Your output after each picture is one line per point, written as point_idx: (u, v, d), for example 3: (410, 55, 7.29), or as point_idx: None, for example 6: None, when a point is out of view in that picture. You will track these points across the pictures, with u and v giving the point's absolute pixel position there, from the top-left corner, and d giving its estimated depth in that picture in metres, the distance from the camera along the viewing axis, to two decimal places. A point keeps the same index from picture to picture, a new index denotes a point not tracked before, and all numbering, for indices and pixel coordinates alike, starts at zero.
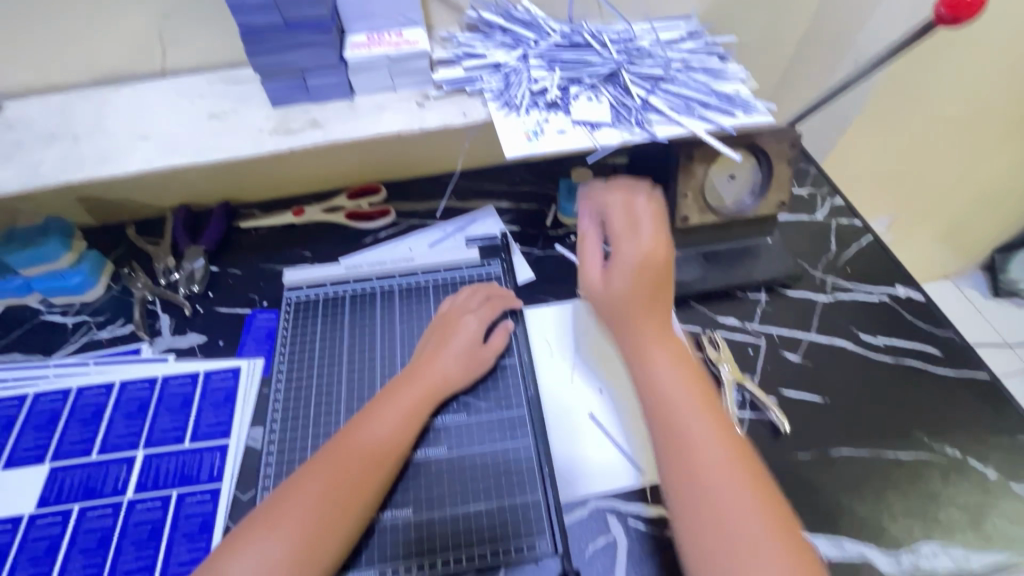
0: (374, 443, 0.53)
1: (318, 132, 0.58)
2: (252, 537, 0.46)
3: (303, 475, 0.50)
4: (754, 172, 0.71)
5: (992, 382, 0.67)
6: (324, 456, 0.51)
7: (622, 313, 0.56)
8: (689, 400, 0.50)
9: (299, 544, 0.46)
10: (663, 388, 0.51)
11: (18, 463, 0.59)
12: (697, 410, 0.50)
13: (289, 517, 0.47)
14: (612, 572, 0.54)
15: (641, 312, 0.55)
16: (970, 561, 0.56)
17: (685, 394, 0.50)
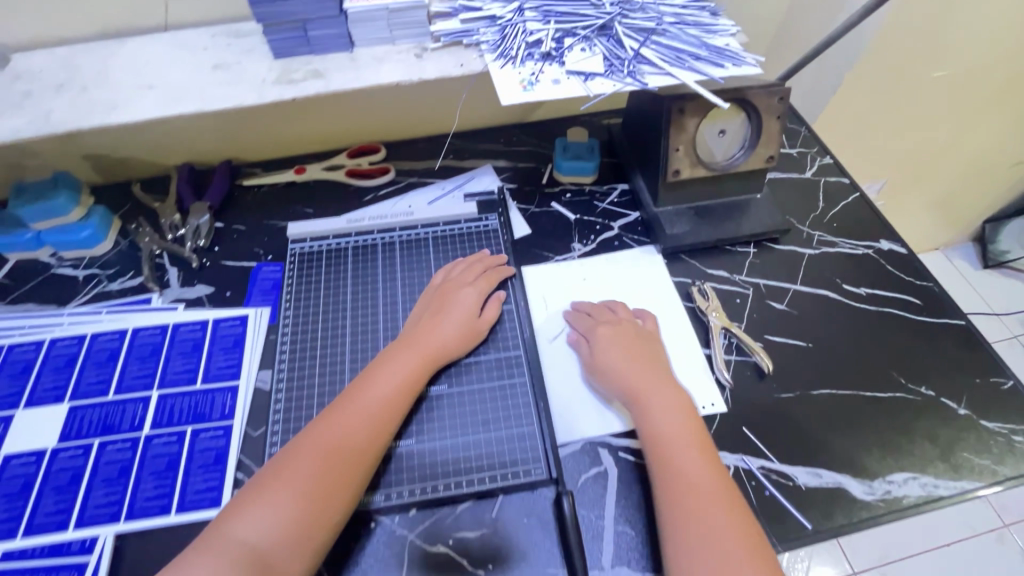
0: (374, 408, 0.55)
1: (320, 82, 0.60)
2: (257, 502, 0.49)
3: (304, 448, 0.52)
4: (743, 126, 0.73)
5: (967, 328, 0.70)
6: (325, 430, 0.53)
7: (621, 367, 0.61)
8: (689, 444, 0.54)
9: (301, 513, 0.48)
10: (661, 430, 0.56)
11: (38, 402, 0.62)
12: (695, 453, 0.54)
13: (292, 485, 0.49)
14: (603, 498, 0.57)
15: (643, 371, 0.60)
16: (939, 488, 0.59)
17: (687, 438, 0.55)
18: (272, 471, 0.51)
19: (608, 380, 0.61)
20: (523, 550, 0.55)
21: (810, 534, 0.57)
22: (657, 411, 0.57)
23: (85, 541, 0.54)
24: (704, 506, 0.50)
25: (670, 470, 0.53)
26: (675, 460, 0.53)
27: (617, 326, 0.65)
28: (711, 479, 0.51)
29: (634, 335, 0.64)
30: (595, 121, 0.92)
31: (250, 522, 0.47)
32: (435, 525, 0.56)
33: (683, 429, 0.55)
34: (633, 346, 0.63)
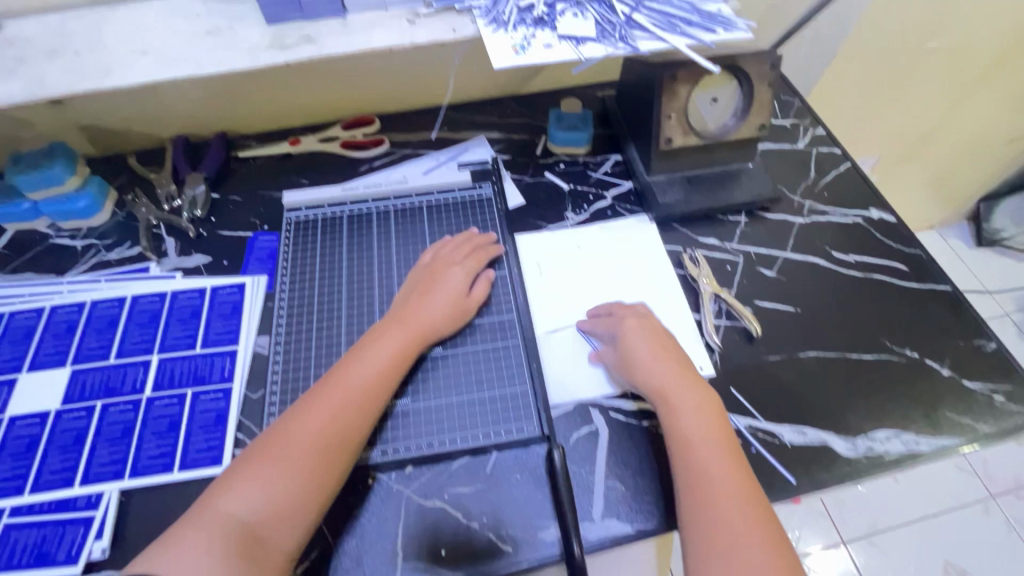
0: (362, 386, 0.56)
1: (313, 47, 0.60)
2: (245, 477, 0.49)
3: (293, 428, 0.52)
4: (735, 94, 0.73)
5: (953, 293, 0.71)
6: (313, 410, 0.53)
7: (652, 368, 0.59)
8: (710, 439, 0.53)
9: (286, 491, 0.49)
10: (689, 435, 0.54)
11: (41, 366, 0.63)
12: (716, 448, 0.52)
13: (280, 463, 0.50)
14: (594, 455, 0.59)
15: (671, 371, 0.58)
16: (920, 445, 0.61)
17: (708, 433, 0.54)
18: (263, 447, 0.52)
19: (635, 381, 0.59)
20: (516, 503, 0.56)
21: (793, 488, 0.58)
22: (683, 415, 0.55)
23: (92, 497, 0.56)
24: (728, 515, 0.48)
25: (697, 477, 0.51)
26: (696, 460, 0.52)
27: (643, 322, 0.63)
28: (738, 487, 0.49)
29: (660, 335, 0.62)
30: (590, 93, 0.92)
31: (240, 497, 0.48)
32: (430, 481, 0.58)
33: (711, 434, 0.53)
34: (661, 347, 0.61)
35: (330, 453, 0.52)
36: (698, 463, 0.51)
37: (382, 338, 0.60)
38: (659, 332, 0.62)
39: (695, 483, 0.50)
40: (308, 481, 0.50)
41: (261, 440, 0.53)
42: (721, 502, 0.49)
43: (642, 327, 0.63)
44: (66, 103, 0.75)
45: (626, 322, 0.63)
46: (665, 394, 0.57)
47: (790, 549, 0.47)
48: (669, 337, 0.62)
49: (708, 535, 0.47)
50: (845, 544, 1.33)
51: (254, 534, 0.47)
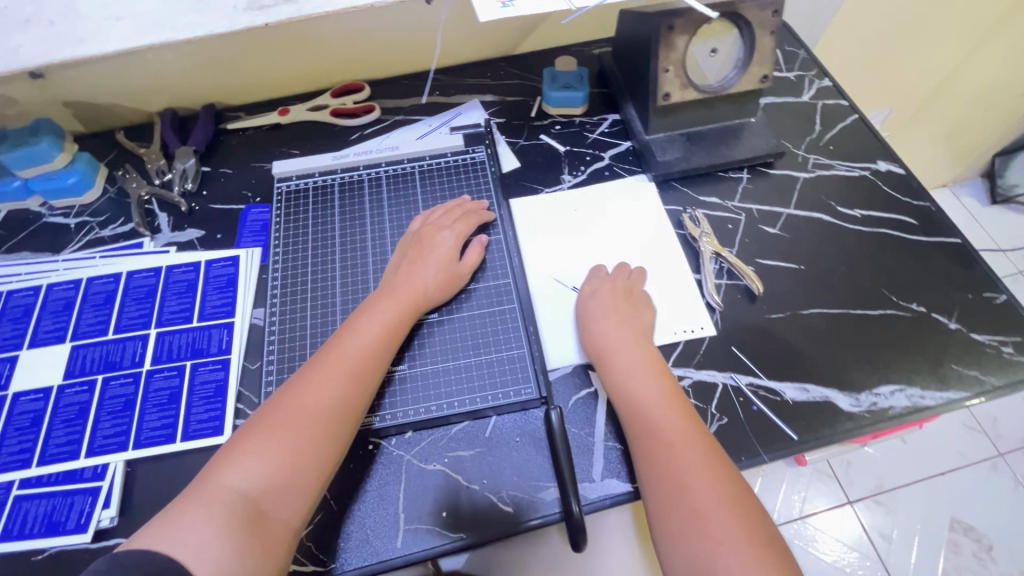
0: (352, 357, 0.55)
1: (292, 7, 0.57)
2: (237, 455, 0.49)
3: (281, 404, 0.52)
4: (736, 44, 0.70)
5: (962, 244, 0.69)
6: (300, 385, 0.53)
7: (608, 331, 0.59)
8: (664, 402, 0.54)
9: (281, 467, 0.49)
10: (632, 394, 0.55)
11: (40, 343, 0.64)
12: (669, 409, 0.53)
13: (272, 439, 0.50)
14: (594, 417, 0.59)
15: (629, 335, 0.59)
16: (925, 398, 0.60)
17: (662, 397, 0.54)
18: (254, 424, 0.51)
19: (591, 342, 0.60)
20: (516, 465, 0.57)
21: (795, 444, 0.58)
22: (629, 375, 0.56)
23: (98, 468, 0.57)
24: (686, 473, 0.48)
25: (650, 438, 0.51)
26: (653, 420, 0.52)
27: (601, 283, 0.65)
28: (683, 437, 0.50)
29: (625, 296, 0.63)
30: (585, 51, 0.89)
31: (235, 474, 0.48)
32: (431, 445, 0.58)
33: (657, 392, 0.54)
34: (609, 306, 0.62)
35: (331, 422, 0.52)
36: (648, 424, 0.52)
37: (374, 310, 0.59)
38: (607, 291, 0.63)
39: (645, 438, 0.51)
40: (309, 460, 0.50)
41: (256, 417, 0.52)
42: (673, 453, 0.49)
43: (603, 291, 0.63)
44: (48, 78, 0.73)
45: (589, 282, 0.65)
46: (612, 356, 0.58)
47: (753, 502, 0.47)
48: (634, 299, 0.63)
49: (665, 490, 0.48)
50: (850, 503, 1.34)
51: (258, 509, 0.47)
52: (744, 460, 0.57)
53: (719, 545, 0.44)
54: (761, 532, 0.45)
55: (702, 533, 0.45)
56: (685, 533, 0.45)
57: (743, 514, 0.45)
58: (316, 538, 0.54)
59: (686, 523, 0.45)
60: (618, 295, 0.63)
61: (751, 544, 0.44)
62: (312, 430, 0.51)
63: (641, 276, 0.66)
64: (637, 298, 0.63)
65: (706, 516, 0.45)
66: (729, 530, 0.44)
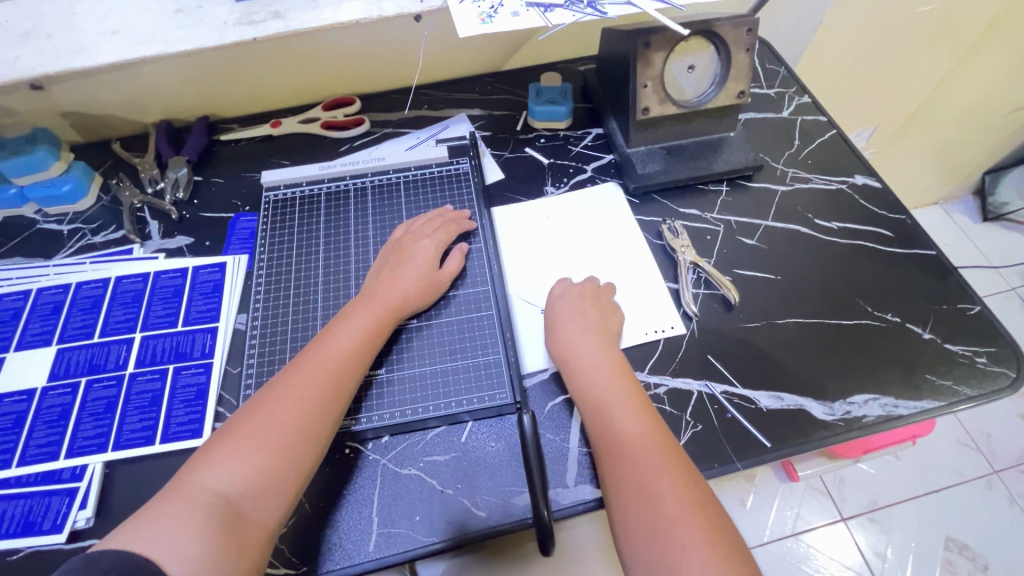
0: (329, 359, 0.56)
1: (280, 22, 0.60)
2: (215, 457, 0.49)
3: (257, 409, 0.52)
4: (713, 62, 0.72)
5: (937, 256, 0.70)
6: (277, 389, 0.54)
7: (571, 336, 0.60)
8: (625, 402, 0.54)
9: (259, 468, 0.49)
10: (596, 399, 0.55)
11: (28, 346, 0.65)
12: (629, 410, 0.54)
13: (251, 441, 0.50)
14: (569, 423, 0.59)
15: (592, 339, 0.60)
16: (898, 408, 0.60)
17: (622, 397, 0.55)
18: (231, 429, 0.52)
19: (556, 346, 0.61)
20: (490, 470, 0.57)
21: (769, 451, 0.58)
22: (593, 376, 0.57)
23: (76, 469, 0.57)
24: (647, 474, 0.48)
25: (611, 440, 0.52)
26: (614, 422, 0.53)
27: (568, 288, 0.66)
28: (647, 443, 0.51)
29: (591, 301, 0.64)
30: (571, 68, 0.91)
31: (217, 474, 0.48)
32: (406, 450, 0.59)
33: (619, 394, 0.55)
34: (575, 311, 0.62)
35: (310, 429, 0.52)
36: (608, 426, 0.53)
37: (354, 315, 0.60)
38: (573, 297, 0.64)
39: (611, 444, 0.51)
40: (287, 461, 0.50)
41: (237, 418, 0.52)
42: (637, 459, 0.49)
43: (568, 294, 0.65)
44: (47, 90, 0.76)
45: (559, 290, 0.66)
46: (578, 362, 0.58)
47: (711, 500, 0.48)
48: (596, 301, 0.64)
49: (627, 492, 0.48)
50: (844, 520, 1.32)
51: (237, 510, 0.47)
52: (717, 467, 0.57)
53: (678, 544, 0.44)
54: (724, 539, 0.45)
55: (664, 540, 0.45)
56: (649, 542, 0.45)
57: (706, 520, 0.45)
58: (290, 542, 0.54)
59: (650, 534, 0.45)
60: (583, 301, 0.64)
61: (712, 549, 0.44)
62: (291, 433, 0.51)
63: (610, 291, 0.67)
64: (602, 303, 0.65)
65: (669, 522, 0.45)
66: (691, 537, 0.44)
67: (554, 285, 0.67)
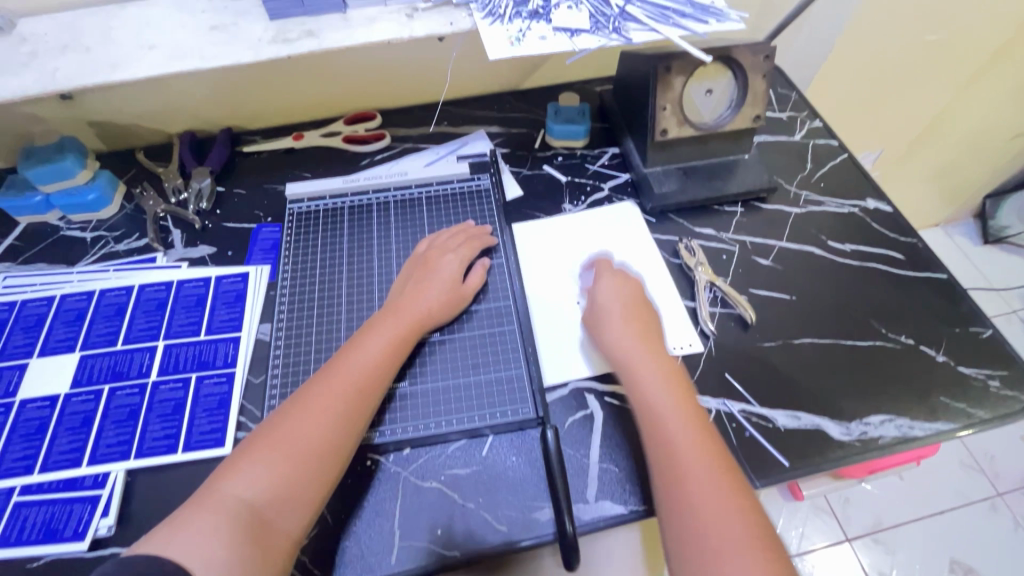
0: (356, 373, 0.57)
1: (313, 41, 0.61)
2: (241, 467, 0.49)
3: (284, 419, 0.53)
4: (730, 86, 0.74)
5: (949, 280, 0.72)
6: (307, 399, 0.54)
7: (614, 326, 0.62)
8: (669, 393, 0.55)
9: (285, 479, 0.49)
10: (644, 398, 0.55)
11: (51, 352, 0.65)
12: (673, 399, 0.55)
13: (278, 453, 0.50)
14: (589, 439, 0.60)
15: (635, 329, 0.61)
16: (914, 429, 0.61)
17: (666, 387, 0.56)
18: (257, 439, 0.52)
19: (600, 335, 0.62)
20: (511, 485, 0.57)
21: (787, 471, 0.59)
22: (637, 366, 0.58)
23: (98, 476, 0.57)
24: (692, 464, 0.49)
25: (655, 428, 0.53)
26: (659, 413, 0.54)
27: (612, 278, 0.67)
28: (694, 434, 0.51)
29: (633, 291, 0.65)
30: (588, 88, 0.93)
31: (243, 482, 0.48)
32: (427, 463, 0.59)
33: (663, 382, 0.56)
34: (622, 309, 0.63)
35: (335, 441, 0.53)
36: (654, 416, 0.54)
37: (380, 328, 0.61)
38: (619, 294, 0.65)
39: (654, 431, 0.53)
40: (311, 473, 0.51)
41: (264, 428, 0.53)
42: (683, 460, 0.49)
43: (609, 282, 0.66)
44: (76, 100, 0.77)
45: (604, 278, 0.67)
46: (624, 361, 0.59)
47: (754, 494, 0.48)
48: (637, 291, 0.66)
49: (671, 480, 0.49)
50: (849, 541, 1.32)
51: (261, 519, 0.47)
52: None
53: (722, 535, 0.45)
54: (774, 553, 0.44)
55: (709, 532, 0.45)
56: (694, 545, 0.45)
57: (749, 513, 0.46)
58: (311, 554, 0.54)
59: (695, 537, 0.45)
60: (630, 300, 0.64)
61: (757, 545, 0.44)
62: (316, 445, 0.52)
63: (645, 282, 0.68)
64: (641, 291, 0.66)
65: (713, 515, 0.46)
66: (735, 532, 0.45)
67: (597, 275, 0.68)
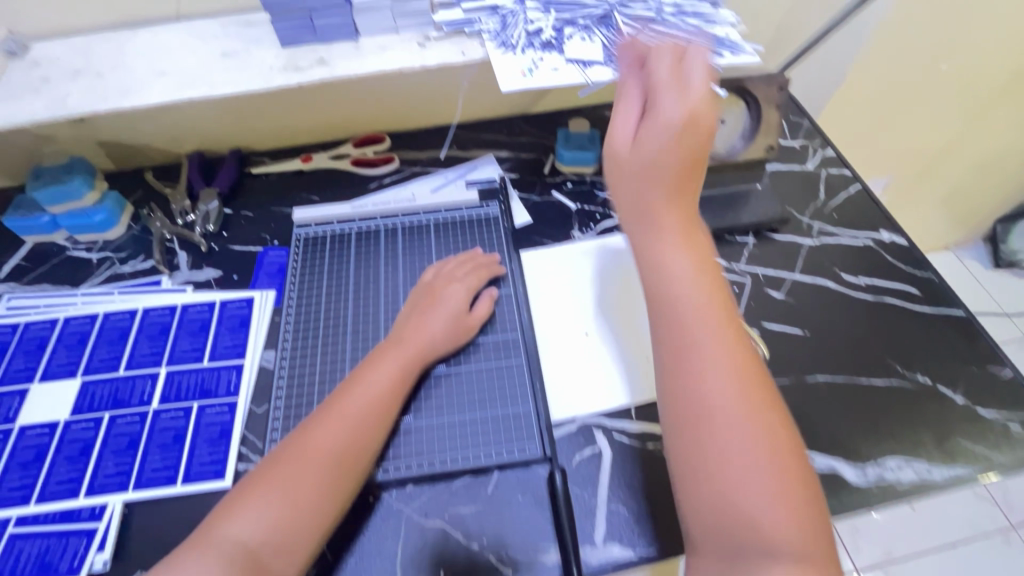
0: (359, 408, 0.56)
1: (325, 69, 0.61)
2: (239, 507, 0.48)
3: (285, 454, 0.52)
4: (743, 117, 0.75)
5: (967, 317, 0.70)
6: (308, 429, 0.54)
7: (640, 181, 0.50)
8: (692, 274, 0.48)
9: (283, 520, 0.48)
10: (666, 269, 0.48)
11: (52, 377, 0.64)
12: (697, 283, 0.48)
13: (277, 492, 0.49)
14: (596, 478, 0.58)
15: (666, 190, 0.49)
16: (933, 473, 0.59)
17: (691, 268, 0.48)
18: (256, 477, 0.51)
19: (622, 187, 0.51)
20: (516, 527, 0.56)
21: None
22: (656, 236, 0.50)
23: (95, 508, 0.56)
24: (706, 360, 0.45)
25: (669, 312, 0.47)
26: (678, 297, 0.47)
27: (658, 110, 0.50)
28: (717, 329, 0.46)
29: (682, 130, 0.49)
30: (598, 113, 0.93)
31: (240, 523, 0.47)
32: (431, 500, 0.57)
33: (688, 259, 0.48)
34: (667, 166, 0.49)
35: (333, 478, 0.51)
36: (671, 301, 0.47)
37: (384, 359, 0.60)
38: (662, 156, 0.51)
39: (667, 314, 0.47)
40: (310, 511, 0.49)
41: (263, 465, 0.52)
42: (694, 356, 0.45)
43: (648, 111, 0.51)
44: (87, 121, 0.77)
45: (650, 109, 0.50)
46: (649, 234, 0.50)
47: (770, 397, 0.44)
48: (688, 127, 0.49)
49: (680, 373, 0.45)
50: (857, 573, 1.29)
51: (258, 562, 0.46)
52: None
53: (731, 446, 0.41)
54: (785, 456, 0.42)
55: (717, 443, 0.42)
56: (690, 452, 0.43)
57: (763, 421, 0.42)
58: None
59: (694, 443, 0.43)
60: (678, 155, 0.49)
61: (768, 462, 0.41)
62: (315, 482, 0.50)
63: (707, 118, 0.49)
64: (691, 130, 0.49)
65: (723, 424, 0.42)
66: (746, 445, 0.41)
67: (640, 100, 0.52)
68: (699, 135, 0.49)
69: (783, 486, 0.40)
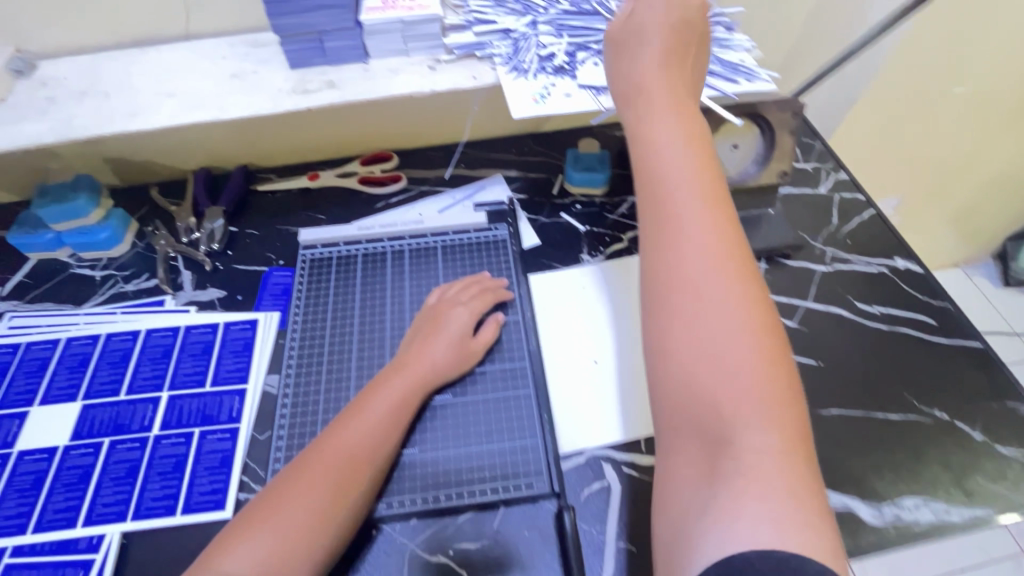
0: (359, 437, 0.54)
1: (334, 92, 0.60)
2: (234, 544, 0.47)
3: (281, 486, 0.51)
4: (756, 141, 0.72)
5: (985, 350, 0.69)
6: (306, 458, 0.53)
7: (637, 61, 0.53)
8: (688, 180, 0.47)
9: (277, 555, 0.46)
10: (664, 175, 0.48)
11: (52, 400, 0.63)
12: (692, 191, 0.47)
13: (273, 527, 0.48)
14: (605, 514, 0.57)
15: (661, 74, 0.52)
16: (951, 514, 0.58)
17: (687, 173, 0.48)
18: (252, 511, 0.49)
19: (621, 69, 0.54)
20: (522, 565, 0.54)
21: None
22: (651, 133, 0.50)
23: (93, 539, 0.55)
24: (696, 265, 0.44)
25: (660, 213, 0.47)
26: (671, 204, 0.47)
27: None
28: (712, 243, 0.45)
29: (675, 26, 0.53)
30: (608, 133, 0.92)
31: (233, 560, 0.45)
32: (436, 536, 0.56)
33: (683, 162, 0.48)
34: (663, 47, 0.52)
35: (329, 509, 0.50)
36: (664, 205, 0.47)
37: (384, 385, 0.59)
38: (662, 68, 0.52)
39: (660, 214, 0.47)
40: (304, 544, 0.48)
41: (259, 499, 0.50)
42: (683, 259, 0.45)
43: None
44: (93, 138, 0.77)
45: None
46: (642, 128, 0.51)
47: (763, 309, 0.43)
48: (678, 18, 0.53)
49: (667, 271, 0.45)
50: None
51: None
52: None
53: (716, 350, 0.41)
54: (779, 368, 0.41)
55: (703, 348, 0.41)
56: (675, 356, 0.43)
57: (752, 327, 0.42)
58: None
59: (678, 347, 0.42)
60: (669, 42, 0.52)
61: (753, 370, 0.40)
62: (312, 515, 0.49)
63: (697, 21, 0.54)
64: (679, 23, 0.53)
65: (708, 324, 0.42)
66: (734, 352, 0.40)
67: None
68: (686, 32, 0.53)
69: (774, 397, 0.39)
